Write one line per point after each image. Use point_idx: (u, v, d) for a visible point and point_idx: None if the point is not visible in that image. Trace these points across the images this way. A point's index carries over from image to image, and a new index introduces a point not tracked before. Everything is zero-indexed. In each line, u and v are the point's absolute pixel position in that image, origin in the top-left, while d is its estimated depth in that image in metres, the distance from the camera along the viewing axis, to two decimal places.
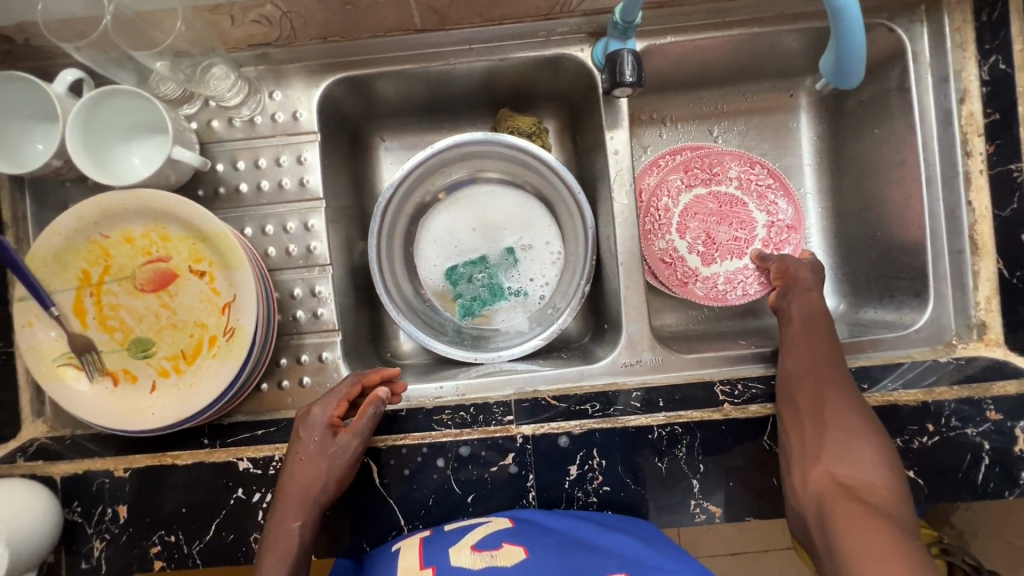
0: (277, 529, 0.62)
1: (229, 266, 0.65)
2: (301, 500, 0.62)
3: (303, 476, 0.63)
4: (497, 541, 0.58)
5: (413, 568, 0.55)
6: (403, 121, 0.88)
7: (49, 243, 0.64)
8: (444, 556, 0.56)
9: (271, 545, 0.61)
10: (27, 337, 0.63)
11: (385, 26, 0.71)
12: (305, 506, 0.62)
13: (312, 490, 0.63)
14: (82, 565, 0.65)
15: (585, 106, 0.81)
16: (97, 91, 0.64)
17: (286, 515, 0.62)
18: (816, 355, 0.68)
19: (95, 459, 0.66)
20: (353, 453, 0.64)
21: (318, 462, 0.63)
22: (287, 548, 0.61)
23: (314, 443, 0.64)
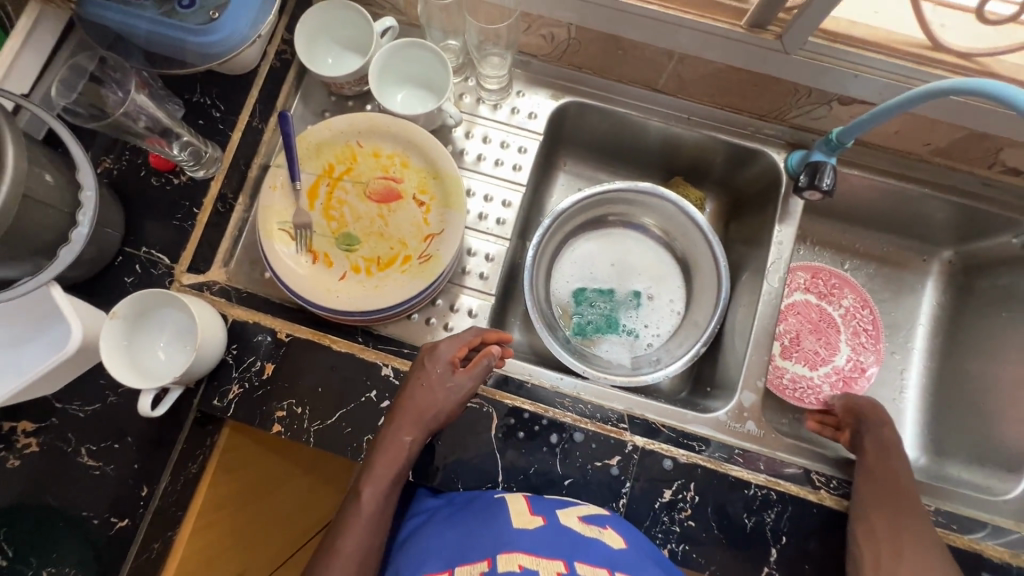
0: (389, 440, 0.65)
1: (447, 206, 0.75)
2: (416, 420, 0.66)
3: (421, 400, 0.66)
4: (603, 522, 0.62)
5: (525, 512, 0.60)
6: (592, 155, 1.00)
7: (319, 133, 0.76)
8: (553, 513, 0.61)
9: (382, 452, 0.65)
10: (267, 197, 0.74)
11: (634, 77, 0.85)
12: (418, 427, 0.66)
13: (426, 415, 0.66)
14: (214, 402, 0.71)
15: (755, 198, 0.92)
16: (412, 40, 0.78)
17: (399, 429, 0.65)
18: (896, 480, 0.69)
19: (265, 316, 0.74)
20: (466, 392, 0.68)
21: (435, 391, 0.67)
22: (395, 459, 0.65)
23: (435, 375, 0.67)
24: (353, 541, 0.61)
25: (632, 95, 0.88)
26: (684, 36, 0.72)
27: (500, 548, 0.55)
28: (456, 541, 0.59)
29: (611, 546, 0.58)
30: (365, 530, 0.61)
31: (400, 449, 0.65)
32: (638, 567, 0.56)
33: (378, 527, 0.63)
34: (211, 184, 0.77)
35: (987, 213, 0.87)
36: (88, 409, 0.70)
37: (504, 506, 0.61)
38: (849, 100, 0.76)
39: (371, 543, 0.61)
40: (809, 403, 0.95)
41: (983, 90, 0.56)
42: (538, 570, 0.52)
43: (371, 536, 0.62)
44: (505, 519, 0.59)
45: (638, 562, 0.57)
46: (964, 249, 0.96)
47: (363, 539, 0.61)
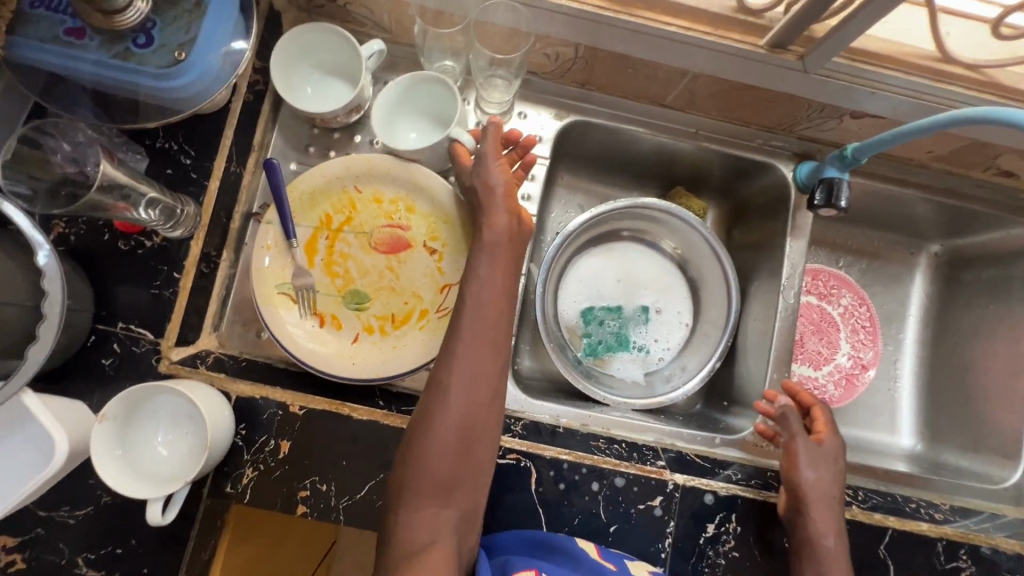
0: (468, 279, 0.62)
1: (462, 253, 0.69)
2: (493, 242, 0.64)
3: (488, 231, 0.64)
4: None
5: (596, 554, 0.63)
6: (590, 168, 0.96)
7: (312, 180, 0.68)
8: (622, 563, 0.63)
9: (471, 281, 0.62)
10: (261, 258, 0.66)
11: (640, 93, 0.81)
12: (495, 242, 0.64)
13: (496, 188, 0.65)
14: (226, 489, 0.64)
15: (760, 209, 0.91)
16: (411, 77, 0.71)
17: (481, 258, 0.63)
18: (821, 538, 0.65)
19: (273, 388, 0.67)
20: (507, 184, 0.66)
21: (491, 192, 0.65)
22: (484, 282, 0.62)
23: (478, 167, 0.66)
24: (467, 343, 0.59)
25: (638, 111, 0.84)
26: (700, 57, 0.68)
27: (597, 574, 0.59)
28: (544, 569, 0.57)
29: None
30: (467, 366, 0.58)
31: (488, 271, 0.62)
32: None
33: (484, 361, 0.59)
34: (192, 245, 0.68)
35: (978, 212, 0.89)
36: (79, 514, 0.62)
37: (579, 543, 0.64)
38: (862, 114, 0.74)
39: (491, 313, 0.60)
40: None
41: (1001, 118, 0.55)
42: None
43: (478, 374, 0.58)
44: (584, 556, 0.61)
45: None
46: (951, 243, 0.99)
47: (469, 371, 0.58)
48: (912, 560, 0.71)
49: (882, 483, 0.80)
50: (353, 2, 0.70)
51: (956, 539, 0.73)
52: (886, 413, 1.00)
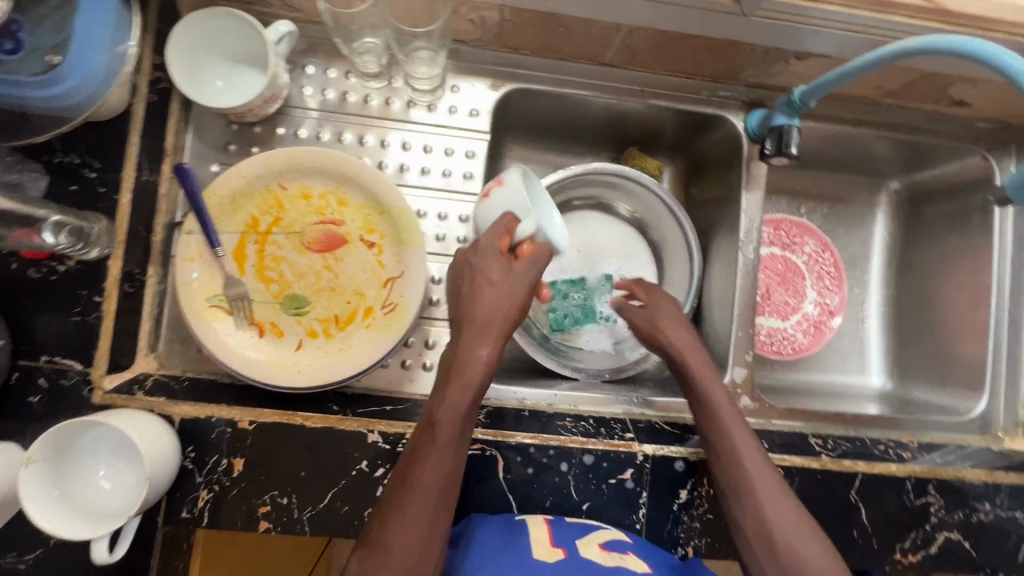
0: (449, 387, 0.59)
1: (402, 243, 0.66)
2: (478, 323, 0.62)
3: (479, 348, 0.61)
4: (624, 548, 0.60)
5: (545, 543, 0.58)
6: (537, 137, 0.91)
7: (230, 182, 0.63)
8: (573, 544, 0.59)
9: (453, 365, 0.61)
10: (185, 272, 0.62)
11: (577, 53, 0.76)
12: (485, 325, 0.62)
13: (492, 269, 0.63)
14: (183, 514, 0.62)
15: (715, 163, 0.88)
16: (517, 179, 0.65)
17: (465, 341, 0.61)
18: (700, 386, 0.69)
19: (219, 406, 0.64)
20: (511, 309, 0.63)
21: (491, 271, 0.63)
22: (467, 367, 0.60)
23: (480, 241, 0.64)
24: (444, 431, 0.57)
25: (578, 72, 0.79)
26: (632, 8, 0.64)
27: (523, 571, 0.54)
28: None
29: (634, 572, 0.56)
30: (432, 486, 0.55)
31: (472, 356, 0.61)
32: None
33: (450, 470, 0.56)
34: (110, 265, 0.63)
35: (933, 145, 0.87)
36: (29, 558, 0.59)
37: (524, 534, 0.59)
38: (807, 55, 0.71)
39: (464, 432, 0.59)
40: (786, 355, 0.98)
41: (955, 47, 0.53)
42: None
43: (451, 462, 0.57)
44: (526, 548, 0.56)
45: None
46: (911, 179, 0.98)
47: (429, 490, 0.55)
48: (881, 500, 0.72)
49: (852, 428, 0.81)
50: None
51: (922, 475, 0.74)
52: (855, 355, 1.00)
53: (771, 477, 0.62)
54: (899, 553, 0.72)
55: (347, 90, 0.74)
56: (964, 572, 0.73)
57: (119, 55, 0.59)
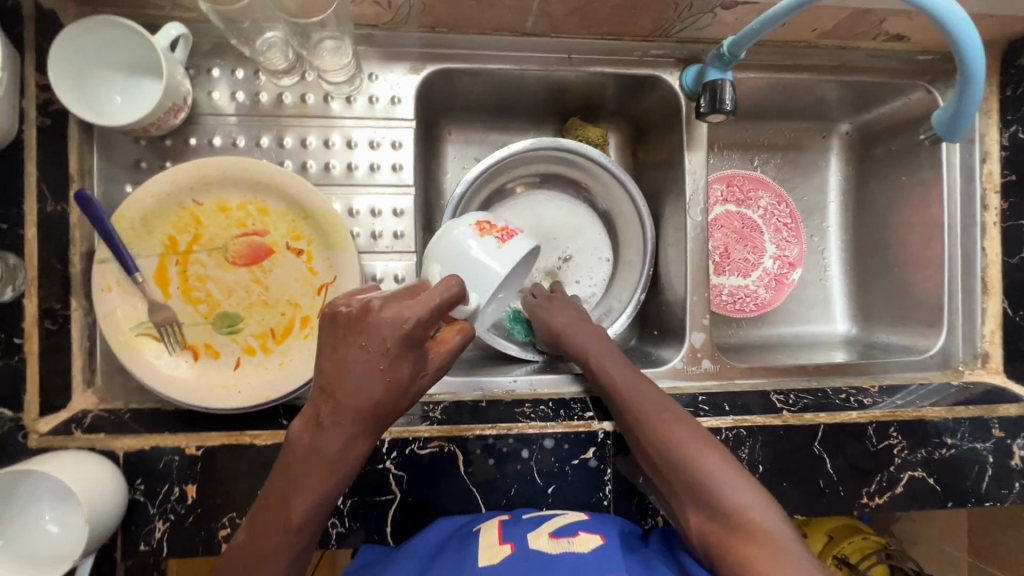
0: (303, 464, 0.47)
1: (331, 247, 0.63)
2: (351, 412, 0.47)
3: (352, 443, 0.48)
4: (573, 531, 0.58)
5: (494, 544, 0.56)
6: (473, 118, 0.88)
7: (139, 204, 0.60)
8: (523, 538, 0.57)
9: (309, 450, 0.47)
10: (104, 303, 0.59)
11: (496, 25, 0.72)
12: (357, 417, 0.47)
13: (384, 361, 0.46)
14: (140, 547, 0.61)
15: (658, 126, 0.86)
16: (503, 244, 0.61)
17: (330, 430, 0.47)
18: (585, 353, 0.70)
19: (163, 435, 0.62)
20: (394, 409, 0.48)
21: (384, 364, 0.46)
22: (327, 457, 0.47)
23: (388, 319, 0.46)
24: (291, 527, 0.47)
25: (501, 45, 0.75)
26: None
27: None
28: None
29: (580, 552, 0.54)
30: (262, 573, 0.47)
31: (336, 445, 0.47)
32: (609, 563, 0.52)
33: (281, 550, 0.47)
34: (26, 304, 0.60)
35: (875, 84, 0.85)
36: None
37: (472, 544, 0.57)
38: (733, 3, 0.68)
39: (313, 518, 0.48)
40: (749, 312, 0.97)
41: None
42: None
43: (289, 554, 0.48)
44: (473, 558, 0.54)
45: (609, 559, 0.53)
46: (860, 119, 0.95)
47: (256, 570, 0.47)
48: (844, 448, 0.73)
49: (813, 379, 0.81)
50: None
51: (884, 419, 0.74)
52: (819, 304, 1.00)
53: (659, 403, 0.61)
54: (865, 498, 0.73)
55: (259, 90, 0.70)
56: (930, 507, 0.74)
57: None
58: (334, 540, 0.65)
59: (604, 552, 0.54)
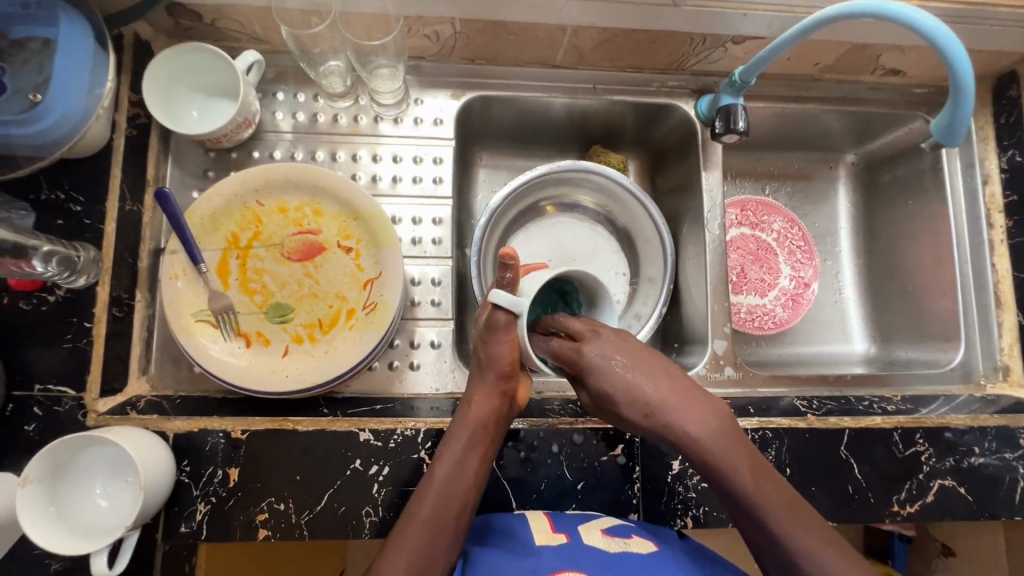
0: (458, 420, 0.64)
1: (378, 245, 0.68)
2: (473, 438, 0.63)
3: (481, 399, 0.64)
4: (627, 533, 0.62)
5: (547, 530, 0.61)
6: (503, 146, 0.95)
7: (209, 203, 0.66)
8: (575, 530, 0.61)
9: (442, 470, 0.61)
10: (170, 289, 0.64)
11: (529, 58, 0.81)
12: (474, 442, 0.63)
13: (495, 399, 0.64)
14: (181, 529, 0.63)
15: (675, 152, 0.92)
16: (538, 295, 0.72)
17: (454, 451, 0.62)
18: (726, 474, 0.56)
19: (210, 418, 0.65)
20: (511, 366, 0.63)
21: (496, 402, 0.65)
22: (458, 471, 0.61)
23: (495, 356, 0.63)
24: (427, 535, 0.57)
25: (532, 77, 0.84)
26: (570, 9, 0.70)
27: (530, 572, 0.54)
28: (494, 565, 0.56)
29: (635, 550, 0.58)
30: (424, 515, 0.59)
31: (460, 464, 0.62)
32: (663, 562, 0.56)
33: (441, 504, 0.59)
34: (98, 291, 0.65)
35: (877, 114, 0.92)
36: None
37: (524, 531, 0.62)
38: (742, 38, 0.76)
39: (457, 470, 0.61)
40: (768, 330, 1.00)
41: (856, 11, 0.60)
42: None
43: (443, 503, 0.59)
44: (529, 539, 0.60)
45: (665, 562, 0.56)
46: (864, 150, 1.02)
47: (418, 521, 0.58)
48: (871, 454, 0.73)
49: (836, 388, 0.83)
50: (219, 17, 0.69)
51: (909, 426, 0.75)
52: (837, 325, 1.02)
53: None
54: (896, 506, 0.73)
55: (317, 111, 0.78)
56: (963, 518, 0.74)
57: (98, 94, 0.61)
58: (368, 530, 0.65)
59: (661, 556, 0.57)
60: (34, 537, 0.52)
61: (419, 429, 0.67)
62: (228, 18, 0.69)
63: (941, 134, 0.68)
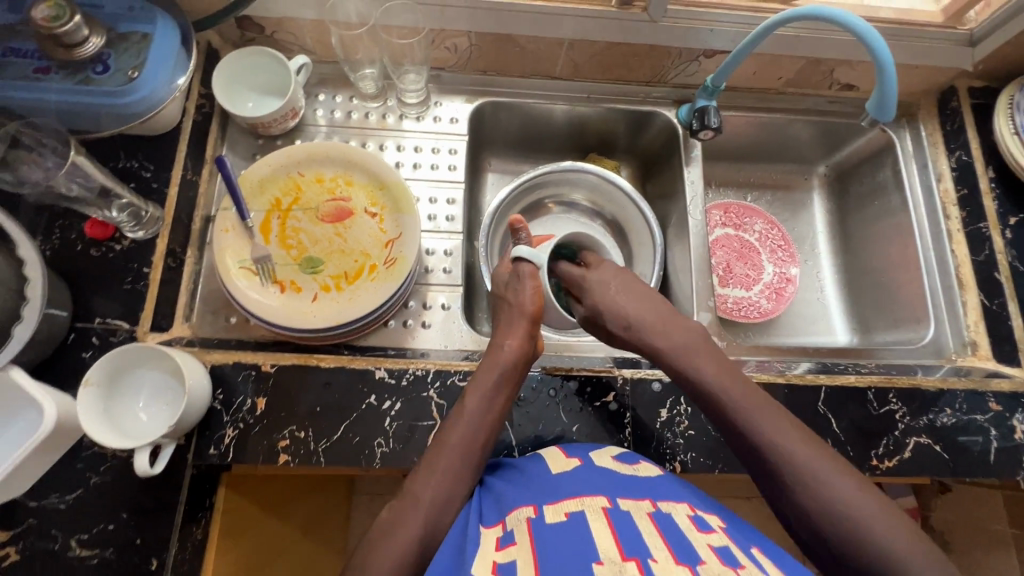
0: (488, 358, 0.69)
1: (400, 211, 0.79)
2: (503, 376, 0.67)
3: (511, 342, 0.69)
4: (635, 459, 0.64)
5: (561, 458, 0.63)
6: (509, 154, 1.07)
7: (259, 171, 0.79)
8: (587, 455, 0.64)
9: (473, 404, 0.64)
10: (221, 240, 0.75)
11: (534, 70, 0.95)
12: (504, 381, 0.66)
13: (524, 344, 0.69)
14: (210, 451, 0.69)
15: (661, 157, 1.04)
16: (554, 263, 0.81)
17: (484, 385, 0.65)
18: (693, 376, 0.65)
19: (244, 354, 0.73)
20: (534, 311, 0.71)
21: (524, 347, 0.69)
22: (488, 405, 0.64)
23: (520, 301, 0.72)
24: (458, 460, 0.60)
25: (536, 87, 0.98)
26: (567, 24, 0.85)
27: (545, 500, 0.54)
28: (516, 498, 0.57)
29: (644, 475, 0.59)
30: (455, 436, 0.61)
31: (490, 399, 0.65)
32: (672, 488, 0.57)
33: (474, 433, 0.62)
34: (158, 242, 0.76)
35: (839, 124, 1.05)
36: (70, 498, 0.65)
37: (541, 463, 0.63)
38: (713, 52, 0.90)
39: (488, 404, 0.64)
40: (754, 317, 1.05)
41: (798, 16, 0.74)
42: (585, 510, 0.50)
43: (473, 429, 0.62)
44: (546, 470, 0.61)
45: (677, 489, 0.57)
46: (833, 161, 1.13)
47: (450, 443, 0.61)
48: (847, 410, 0.79)
49: (815, 359, 0.90)
50: (278, 29, 0.84)
51: (882, 386, 0.81)
52: (820, 318, 1.09)
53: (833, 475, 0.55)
54: (874, 460, 0.77)
55: (351, 109, 0.92)
56: (939, 474, 0.78)
57: (175, 89, 0.73)
58: (379, 459, 0.70)
59: (668, 479, 0.59)
60: (86, 425, 0.60)
61: (429, 370, 0.74)
62: (284, 29, 0.85)
63: (874, 109, 0.74)
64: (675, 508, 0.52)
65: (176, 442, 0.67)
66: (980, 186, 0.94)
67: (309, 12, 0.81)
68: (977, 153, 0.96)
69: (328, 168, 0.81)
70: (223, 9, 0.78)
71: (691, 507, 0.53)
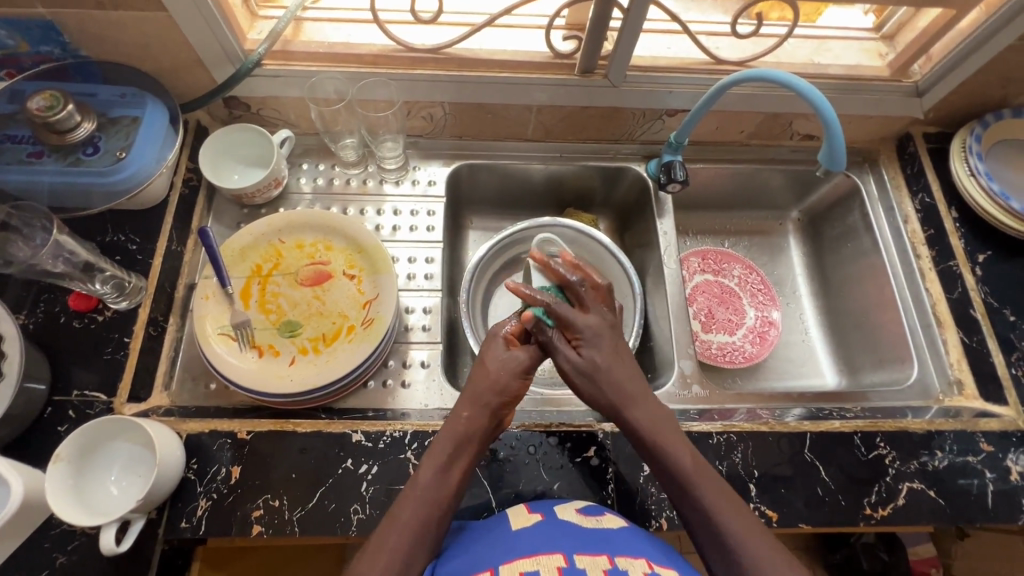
0: (447, 427, 0.65)
1: (377, 272, 0.81)
2: (457, 450, 0.63)
3: (468, 417, 0.65)
4: (600, 512, 0.64)
5: (524, 513, 0.63)
6: (488, 211, 1.10)
7: (241, 239, 0.82)
8: (551, 509, 0.63)
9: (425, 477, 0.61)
10: (200, 306, 0.76)
11: (506, 134, 1.00)
12: (458, 457, 0.63)
13: (485, 416, 0.66)
14: (181, 525, 0.67)
15: (635, 209, 1.08)
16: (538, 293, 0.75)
17: (437, 459, 0.62)
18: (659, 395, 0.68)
19: (220, 422, 0.73)
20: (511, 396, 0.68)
21: (485, 420, 0.66)
22: (441, 482, 0.61)
23: (500, 378, 0.68)
24: (408, 537, 0.56)
25: (509, 148, 1.03)
26: (536, 92, 0.90)
27: (500, 560, 0.52)
28: (472, 561, 0.55)
29: (608, 528, 0.59)
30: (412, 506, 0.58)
31: (444, 473, 0.61)
32: (632, 540, 0.56)
33: (429, 514, 0.58)
34: (139, 311, 0.77)
35: (805, 170, 1.09)
36: None
37: (505, 521, 0.62)
38: (674, 111, 0.96)
39: (440, 480, 0.61)
40: (739, 362, 1.05)
41: (746, 77, 0.79)
42: (540, 570, 0.49)
43: (428, 507, 0.58)
44: (507, 527, 0.60)
45: (638, 544, 0.56)
46: (804, 206, 1.17)
47: (404, 524, 0.57)
48: (835, 456, 0.78)
49: (802, 404, 0.89)
50: (264, 107, 0.90)
51: (868, 430, 0.80)
52: (807, 360, 1.09)
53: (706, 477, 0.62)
54: (868, 508, 0.75)
55: (333, 177, 0.97)
56: (937, 522, 0.75)
57: (162, 164, 0.77)
58: (355, 527, 0.68)
59: (630, 530, 0.59)
60: (56, 506, 0.59)
61: (407, 431, 0.74)
62: (269, 107, 0.90)
63: (825, 160, 0.77)
64: (632, 565, 0.50)
65: (145, 517, 0.65)
66: (946, 227, 0.97)
67: (292, 92, 0.87)
68: (938, 196, 0.99)
69: (309, 234, 0.84)
70: (210, 91, 0.84)
71: (649, 564, 0.52)
